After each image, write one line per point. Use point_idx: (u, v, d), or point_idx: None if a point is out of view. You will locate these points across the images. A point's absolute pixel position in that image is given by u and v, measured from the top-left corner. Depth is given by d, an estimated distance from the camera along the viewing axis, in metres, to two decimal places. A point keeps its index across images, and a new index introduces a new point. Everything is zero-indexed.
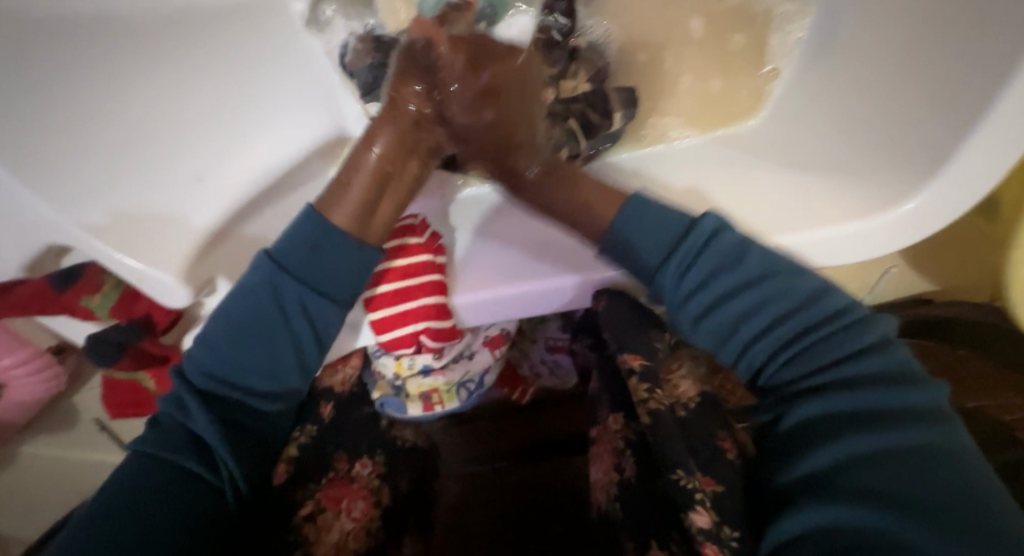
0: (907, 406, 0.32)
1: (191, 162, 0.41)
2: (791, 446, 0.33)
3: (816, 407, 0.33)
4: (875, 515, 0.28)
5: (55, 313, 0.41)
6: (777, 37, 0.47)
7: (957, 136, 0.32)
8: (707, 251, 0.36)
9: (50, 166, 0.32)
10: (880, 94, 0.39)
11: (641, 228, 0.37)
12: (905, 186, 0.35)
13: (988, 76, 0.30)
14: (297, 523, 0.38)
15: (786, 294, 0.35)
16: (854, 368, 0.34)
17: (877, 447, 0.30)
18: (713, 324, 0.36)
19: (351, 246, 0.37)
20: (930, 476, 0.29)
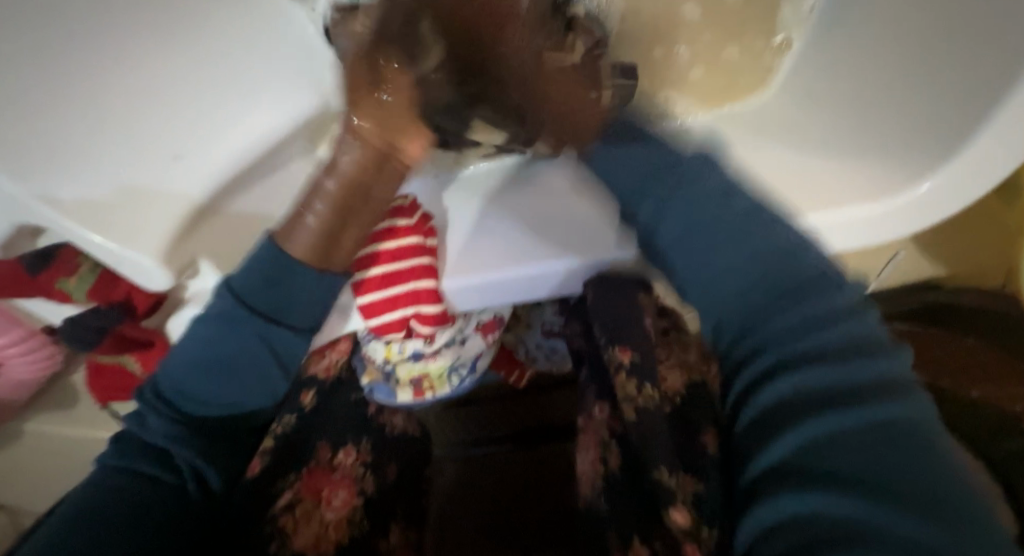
0: (865, 389, 0.26)
1: (168, 140, 0.39)
2: (760, 430, 0.28)
3: (784, 382, 0.28)
4: (853, 504, 0.22)
5: (31, 296, 0.40)
6: (789, 5, 0.44)
7: (981, 113, 0.30)
8: (691, 192, 0.38)
9: (2, 139, 0.31)
10: (900, 66, 0.36)
11: (618, 164, 0.43)
12: (921, 165, 0.34)
13: (1021, 48, 0.27)
14: (275, 514, 0.40)
15: (776, 266, 0.33)
16: (835, 337, 0.29)
17: (841, 428, 0.25)
18: (698, 283, 0.35)
19: (311, 275, 0.37)
20: (898, 459, 0.23)
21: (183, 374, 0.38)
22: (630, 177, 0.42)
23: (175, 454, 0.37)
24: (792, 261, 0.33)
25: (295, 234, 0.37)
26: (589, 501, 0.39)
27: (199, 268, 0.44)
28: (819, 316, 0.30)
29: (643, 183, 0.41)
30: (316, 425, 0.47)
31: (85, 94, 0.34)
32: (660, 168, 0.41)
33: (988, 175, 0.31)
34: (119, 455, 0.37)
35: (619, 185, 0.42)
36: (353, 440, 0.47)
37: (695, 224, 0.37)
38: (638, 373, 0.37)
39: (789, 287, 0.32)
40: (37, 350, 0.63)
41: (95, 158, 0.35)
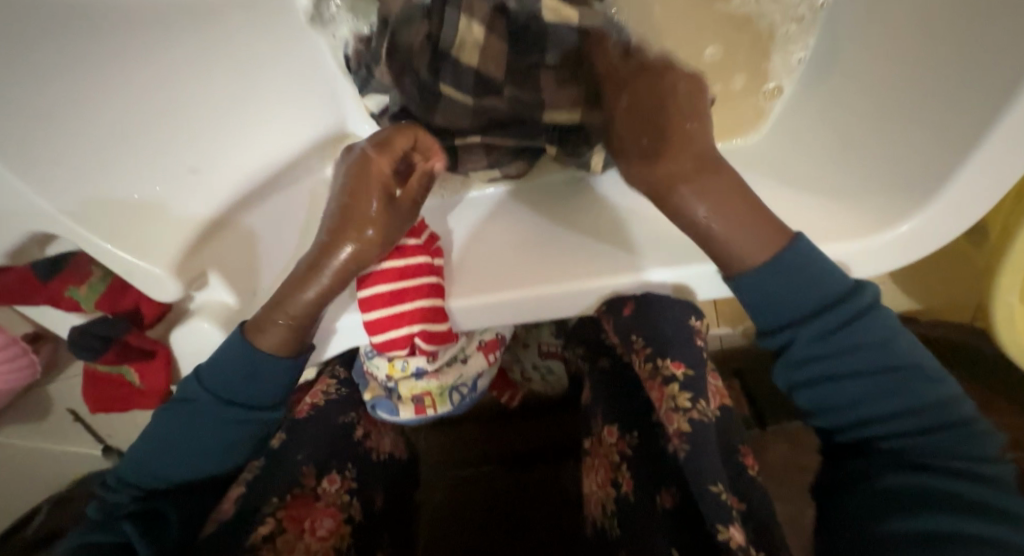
0: (986, 503, 0.33)
1: (187, 155, 0.40)
2: (886, 500, 0.35)
3: (907, 475, 0.35)
4: (965, 523, 0.32)
5: (42, 303, 0.40)
6: (778, 55, 0.47)
7: (952, 161, 0.33)
8: (846, 326, 0.36)
9: (32, 152, 0.32)
10: (879, 117, 0.39)
11: (785, 279, 0.36)
12: (898, 210, 0.36)
13: (988, 104, 0.31)
14: (255, 545, 0.38)
15: (893, 367, 0.37)
16: (944, 433, 0.36)
17: (940, 530, 0.32)
18: (805, 373, 0.37)
19: (269, 365, 0.40)
20: (974, 514, 0.33)
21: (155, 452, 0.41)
22: (784, 293, 0.36)
23: (127, 522, 0.38)
24: (910, 357, 0.37)
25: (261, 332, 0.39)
26: (600, 524, 0.43)
27: (207, 280, 0.43)
28: (892, 390, 0.36)
29: (804, 318, 0.36)
30: (292, 461, 0.45)
31: (96, 106, 0.34)
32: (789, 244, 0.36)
33: (961, 217, 0.34)
34: (89, 530, 0.39)
35: (775, 287, 0.36)
36: (339, 466, 0.46)
37: (788, 306, 0.36)
38: (691, 387, 0.38)
39: (873, 368, 0.36)
40: (17, 358, 0.62)
41: (118, 168, 0.36)
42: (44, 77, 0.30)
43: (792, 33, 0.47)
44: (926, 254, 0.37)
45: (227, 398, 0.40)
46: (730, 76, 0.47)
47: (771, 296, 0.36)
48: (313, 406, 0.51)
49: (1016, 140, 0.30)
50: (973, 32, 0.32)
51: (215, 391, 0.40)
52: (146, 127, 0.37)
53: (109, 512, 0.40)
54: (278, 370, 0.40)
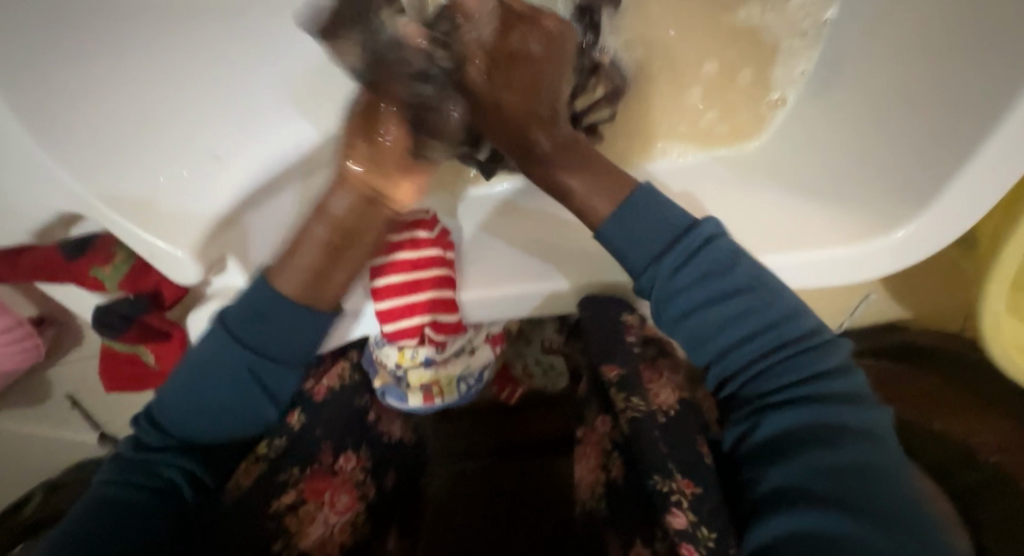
0: (831, 422, 0.36)
1: (210, 142, 0.41)
2: (762, 459, 0.37)
3: (780, 427, 0.37)
4: (837, 486, 0.33)
5: (65, 280, 0.41)
6: (782, 68, 0.49)
7: (947, 173, 0.35)
8: (711, 275, 0.38)
9: (74, 133, 0.33)
10: (877, 130, 0.41)
11: (630, 236, 0.38)
12: (893, 218, 0.38)
13: (980, 119, 0.32)
14: (280, 512, 0.42)
15: (756, 311, 0.38)
16: (824, 387, 0.37)
17: (819, 467, 0.34)
18: (683, 315, 0.38)
19: (296, 311, 0.37)
20: (856, 489, 0.33)
21: (181, 399, 0.39)
22: (642, 240, 0.38)
23: (160, 462, 0.39)
24: (772, 301, 0.38)
25: (284, 273, 0.36)
26: (590, 506, 0.46)
27: (224, 265, 0.43)
28: (803, 363, 0.38)
29: (660, 253, 0.38)
30: (308, 439, 0.46)
31: (132, 94, 0.36)
32: (683, 236, 0.38)
33: (949, 223, 0.36)
34: (114, 471, 0.39)
35: (636, 257, 0.39)
36: (354, 445, 0.48)
37: (714, 331, 0.38)
38: (626, 386, 0.41)
39: (741, 302, 0.38)
40: (20, 341, 0.63)
41: (145, 152, 0.37)
42: (82, 45, 0.32)
43: (796, 46, 0.48)
44: (919, 260, 0.39)
45: (258, 350, 0.38)
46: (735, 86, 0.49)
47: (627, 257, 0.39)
48: (329, 388, 0.51)
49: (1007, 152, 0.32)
50: (967, 55, 0.34)
51: (245, 340, 0.38)
52: (171, 113, 0.38)
53: (142, 453, 0.39)
54: (294, 316, 0.37)
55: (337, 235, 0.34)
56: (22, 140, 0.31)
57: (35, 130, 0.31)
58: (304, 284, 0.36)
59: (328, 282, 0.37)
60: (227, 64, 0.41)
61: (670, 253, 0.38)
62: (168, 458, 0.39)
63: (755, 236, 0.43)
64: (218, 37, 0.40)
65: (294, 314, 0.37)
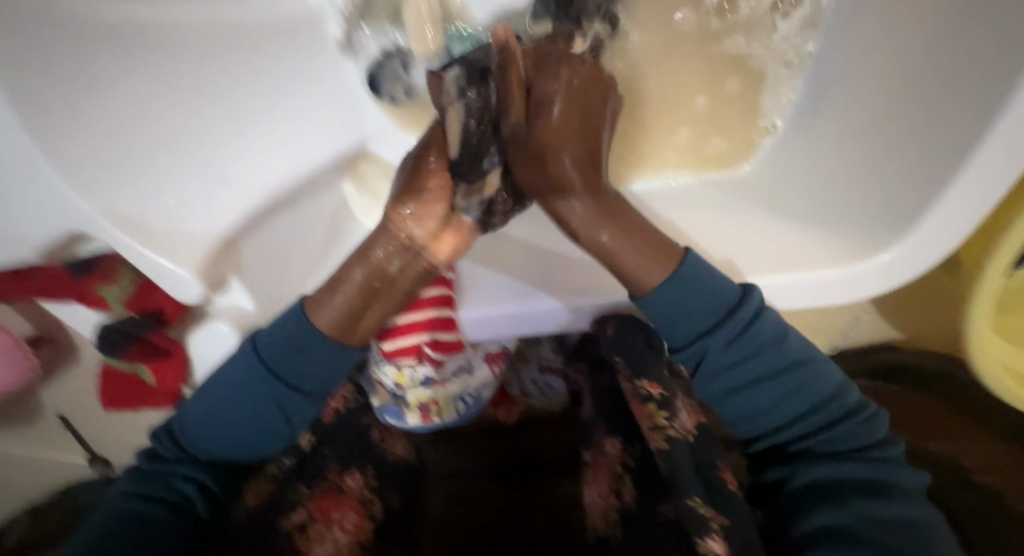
0: (881, 483, 0.41)
1: (217, 165, 0.42)
2: (801, 502, 0.42)
3: (821, 473, 0.42)
4: (871, 523, 0.39)
5: (69, 299, 0.42)
6: (770, 96, 0.50)
7: (930, 198, 0.36)
8: (747, 335, 0.42)
9: (87, 157, 0.34)
10: (863, 156, 0.43)
11: (682, 304, 0.41)
12: (879, 241, 0.40)
13: (959, 145, 0.34)
14: (288, 531, 0.41)
15: (786, 360, 0.43)
16: (848, 446, 0.43)
17: (843, 516, 0.39)
18: (713, 371, 0.43)
19: (332, 348, 0.40)
20: (892, 533, 0.38)
21: (202, 421, 0.41)
22: (688, 312, 0.41)
23: (179, 474, 0.41)
24: (800, 349, 0.44)
25: (320, 312, 0.40)
26: (601, 531, 0.47)
27: (227, 285, 0.45)
28: (799, 390, 0.43)
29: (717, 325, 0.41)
30: (316, 458, 0.47)
31: (140, 119, 0.37)
32: (738, 307, 0.41)
33: (933, 249, 0.37)
34: (131, 484, 0.41)
35: (693, 321, 0.41)
36: (361, 465, 0.48)
37: (742, 386, 0.43)
38: (664, 404, 0.42)
39: (776, 364, 0.43)
40: (18, 360, 0.62)
41: (153, 175, 0.38)
42: (97, 77, 0.34)
43: (782, 75, 0.49)
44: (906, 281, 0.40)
45: (291, 384, 0.40)
46: (725, 112, 0.50)
47: (673, 329, 0.42)
48: (336, 411, 0.52)
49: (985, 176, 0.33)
50: (945, 91, 0.35)
51: (272, 372, 0.40)
52: (179, 138, 0.39)
53: (155, 465, 0.41)
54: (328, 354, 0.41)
55: (375, 280, 0.40)
56: (43, 169, 0.32)
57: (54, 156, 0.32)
58: (338, 324, 0.40)
59: (364, 320, 0.41)
60: (237, 97, 0.42)
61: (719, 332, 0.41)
62: (187, 470, 0.41)
63: (737, 261, 0.46)
64: (225, 64, 0.41)
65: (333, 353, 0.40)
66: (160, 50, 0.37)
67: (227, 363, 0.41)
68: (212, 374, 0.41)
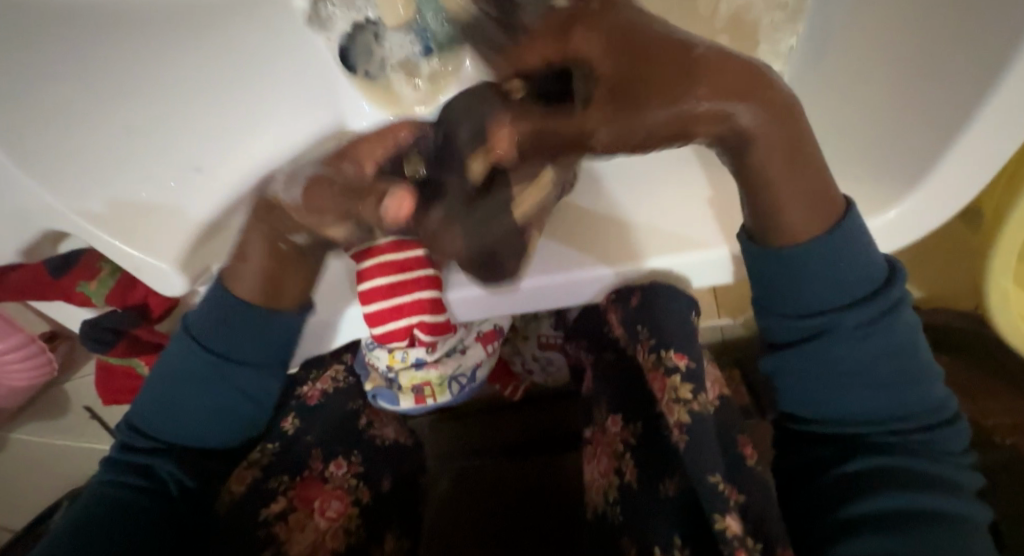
0: (939, 481, 0.35)
1: (190, 154, 0.41)
2: (847, 487, 0.36)
3: (875, 461, 0.36)
4: (921, 504, 0.33)
5: (54, 297, 0.42)
6: (769, 44, 0.47)
7: (939, 146, 0.33)
8: (892, 316, 0.35)
9: (39, 149, 0.34)
10: (865, 100, 0.40)
11: (856, 256, 0.33)
12: (892, 193, 0.37)
13: (970, 80, 0.30)
14: (269, 520, 0.42)
15: (918, 369, 0.37)
16: (935, 439, 0.37)
17: (900, 506, 0.33)
18: (855, 358, 0.36)
19: (262, 317, 0.39)
20: (941, 536, 0.32)
21: (159, 408, 0.42)
22: (836, 273, 0.34)
23: (158, 466, 0.41)
24: (925, 356, 0.37)
25: (238, 281, 0.38)
26: (603, 509, 0.45)
27: None
28: (918, 383, 0.37)
29: (877, 288, 0.35)
30: (298, 445, 0.48)
31: (97, 111, 0.36)
32: (886, 288, 0.35)
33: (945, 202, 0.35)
34: (111, 470, 0.41)
35: (851, 278, 0.34)
36: (345, 452, 0.49)
37: (858, 369, 0.36)
38: (693, 377, 0.40)
39: (904, 365, 0.36)
40: (34, 357, 0.64)
41: (119, 167, 0.38)
42: (45, 73, 0.33)
43: (780, 21, 0.46)
44: (923, 234, 0.37)
45: (228, 355, 0.41)
46: None
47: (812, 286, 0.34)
48: (322, 393, 0.54)
49: (1003, 115, 0.29)
50: (953, 22, 0.32)
51: (213, 344, 0.41)
52: (145, 127, 0.38)
53: (134, 455, 0.42)
54: (260, 320, 0.39)
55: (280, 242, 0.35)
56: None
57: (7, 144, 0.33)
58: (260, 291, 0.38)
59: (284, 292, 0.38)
60: (196, 80, 0.40)
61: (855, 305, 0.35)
62: (164, 462, 0.41)
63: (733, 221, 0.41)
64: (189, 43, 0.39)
65: (259, 321, 0.39)
66: (101, 38, 0.34)
67: (173, 347, 0.42)
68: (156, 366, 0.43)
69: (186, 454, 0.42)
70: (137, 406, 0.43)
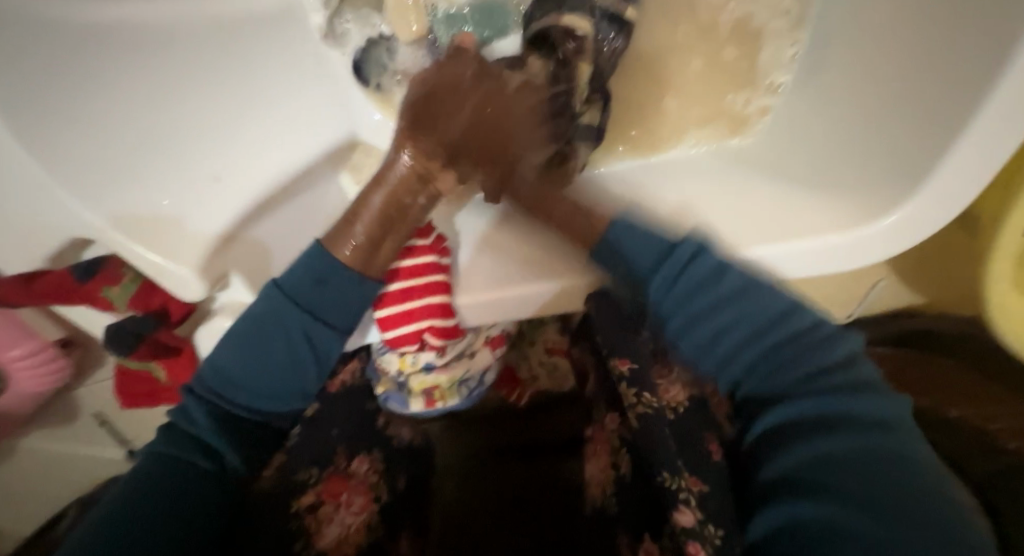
0: (850, 413, 0.35)
1: (209, 163, 0.43)
2: (767, 448, 0.37)
3: (780, 414, 0.37)
4: (850, 444, 0.34)
5: (81, 301, 0.44)
6: (769, 51, 0.48)
7: (940, 154, 0.34)
8: (692, 269, 0.39)
9: (68, 155, 0.35)
10: (867, 109, 0.41)
11: (634, 244, 0.41)
12: (891, 198, 0.37)
13: (971, 89, 0.32)
14: (299, 513, 0.43)
15: (760, 315, 0.39)
16: (833, 379, 0.37)
17: (824, 452, 0.34)
18: (702, 333, 0.39)
19: (353, 281, 0.40)
20: (868, 474, 0.32)
21: (236, 370, 0.41)
22: (643, 256, 0.41)
23: (212, 441, 0.40)
24: (774, 303, 0.39)
25: (342, 241, 0.40)
26: (600, 504, 0.45)
27: (228, 280, 0.46)
28: (777, 311, 0.39)
29: (659, 265, 0.40)
30: (319, 440, 0.49)
31: (121, 122, 0.38)
32: (671, 252, 0.40)
33: (946, 207, 0.36)
34: (165, 441, 0.40)
35: (642, 263, 0.41)
36: (366, 450, 0.50)
37: (712, 336, 0.39)
38: (637, 381, 0.40)
39: (757, 314, 0.39)
40: (49, 362, 0.65)
41: (136, 176, 0.39)
42: (69, 78, 0.34)
43: (782, 28, 0.47)
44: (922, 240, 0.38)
45: (319, 316, 0.40)
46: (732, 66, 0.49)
47: (630, 267, 0.41)
48: (341, 384, 0.55)
49: (1005, 121, 0.30)
50: (949, 33, 0.33)
51: (296, 298, 0.40)
52: (167, 142, 0.40)
53: (195, 430, 0.40)
54: (352, 286, 0.41)
55: (391, 208, 0.40)
56: (19, 153, 0.33)
57: (38, 146, 0.34)
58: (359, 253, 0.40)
59: (382, 248, 0.41)
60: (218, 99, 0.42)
61: (665, 265, 0.40)
62: (219, 443, 0.40)
63: (731, 229, 0.43)
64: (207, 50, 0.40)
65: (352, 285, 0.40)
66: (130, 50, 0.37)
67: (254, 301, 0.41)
68: (234, 322, 0.42)
69: (238, 430, 0.41)
70: (199, 373, 0.42)
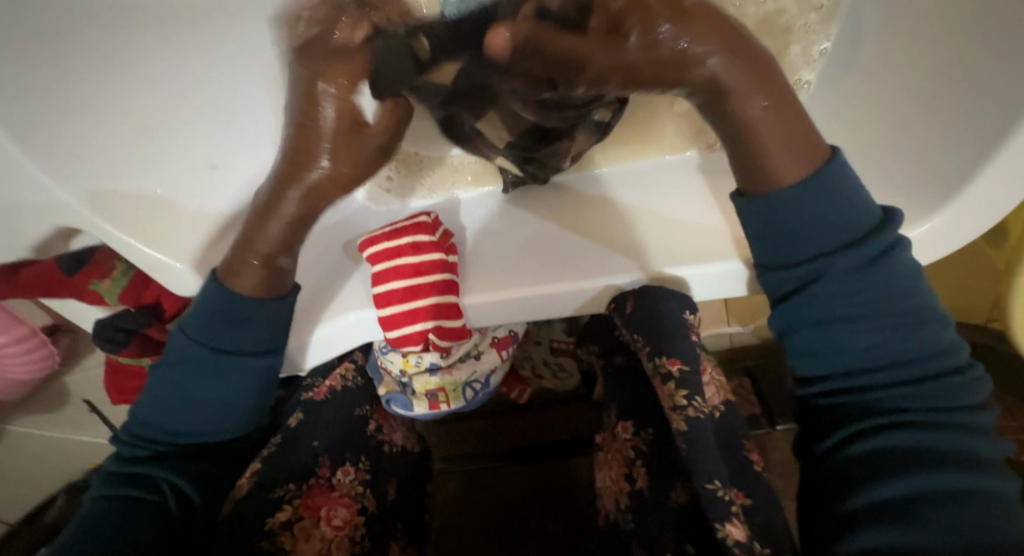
0: (962, 451, 0.31)
1: (202, 152, 0.41)
2: (860, 470, 0.32)
3: (893, 438, 0.31)
4: (949, 478, 0.30)
5: (69, 295, 0.43)
6: (799, 46, 0.46)
7: (973, 166, 0.33)
8: (882, 263, 0.32)
9: (49, 133, 0.33)
10: (897, 112, 0.39)
11: (805, 221, 0.33)
12: (922, 206, 0.36)
13: (1011, 98, 0.30)
14: (274, 530, 0.40)
15: (910, 332, 0.33)
16: (956, 418, 0.32)
17: (935, 484, 0.30)
18: (836, 330, 0.33)
19: (252, 305, 0.39)
20: (973, 511, 0.28)
21: (159, 407, 0.42)
22: (812, 228, 0.33)
23: (155, 475, 0.40)
24: (928, 321, 0.33)
25: (238, 276, 0.39)
26: (613, 516, 0.44)
27: None
28: (925, 327, 0.33)
29: (837, 250, 0.33)
30: (304, 448, 0.46)
31: (112, 105, 0.35)
32: (863, 239, 0.32)
33: (982, 217, 0.34)
34: (108, 484, 0.40)
35: (809, 241, 0.33)
36: (353, 458, 0.48)
37: (849, 337, 0.33)
38: (687, 383, 0.38)
39: (911, 335, 0.33)
40: (37, 349, 0.63)
41: (127, 162, 0.36)
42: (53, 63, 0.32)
43: (812, 23, 0.45)
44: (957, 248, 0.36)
45: (219, 347, 0.40)
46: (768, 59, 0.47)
47: (791, 244, 0.34)
48: (330, 389, 0.52)
49: None
50: (995, 37, 0.31)
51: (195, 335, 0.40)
52: (155, 128, 0.38)
53: (135, 467, 0.41)
54: (259, 311, 0.39)
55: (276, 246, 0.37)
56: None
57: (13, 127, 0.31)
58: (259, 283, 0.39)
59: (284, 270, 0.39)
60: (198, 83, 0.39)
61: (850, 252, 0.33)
62: (165, 472, 0.40)
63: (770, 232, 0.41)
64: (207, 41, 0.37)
65: (248, 309, 0.39)
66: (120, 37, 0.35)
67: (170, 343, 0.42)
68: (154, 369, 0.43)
69: (188, 462, 0.42)
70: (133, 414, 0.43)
